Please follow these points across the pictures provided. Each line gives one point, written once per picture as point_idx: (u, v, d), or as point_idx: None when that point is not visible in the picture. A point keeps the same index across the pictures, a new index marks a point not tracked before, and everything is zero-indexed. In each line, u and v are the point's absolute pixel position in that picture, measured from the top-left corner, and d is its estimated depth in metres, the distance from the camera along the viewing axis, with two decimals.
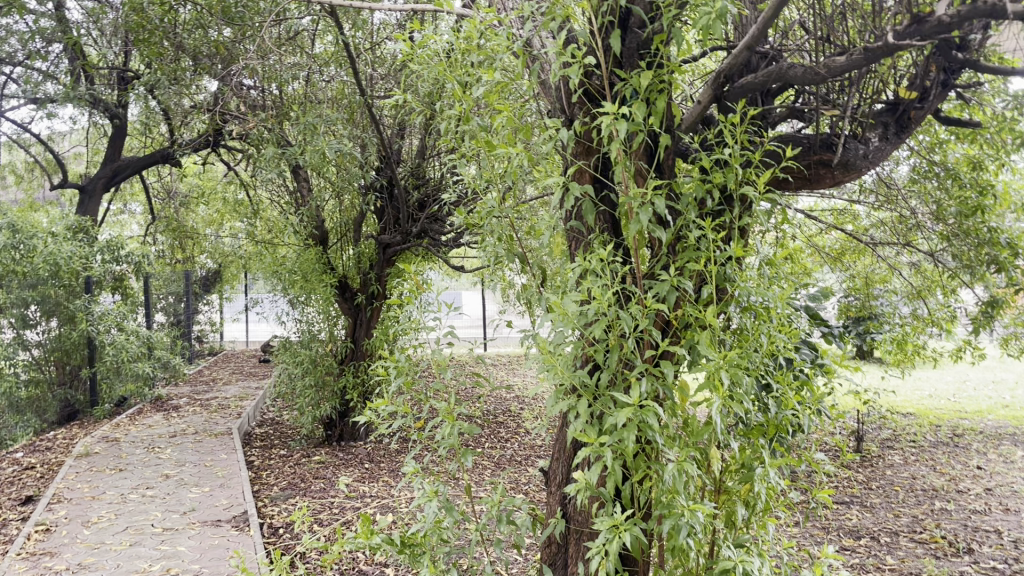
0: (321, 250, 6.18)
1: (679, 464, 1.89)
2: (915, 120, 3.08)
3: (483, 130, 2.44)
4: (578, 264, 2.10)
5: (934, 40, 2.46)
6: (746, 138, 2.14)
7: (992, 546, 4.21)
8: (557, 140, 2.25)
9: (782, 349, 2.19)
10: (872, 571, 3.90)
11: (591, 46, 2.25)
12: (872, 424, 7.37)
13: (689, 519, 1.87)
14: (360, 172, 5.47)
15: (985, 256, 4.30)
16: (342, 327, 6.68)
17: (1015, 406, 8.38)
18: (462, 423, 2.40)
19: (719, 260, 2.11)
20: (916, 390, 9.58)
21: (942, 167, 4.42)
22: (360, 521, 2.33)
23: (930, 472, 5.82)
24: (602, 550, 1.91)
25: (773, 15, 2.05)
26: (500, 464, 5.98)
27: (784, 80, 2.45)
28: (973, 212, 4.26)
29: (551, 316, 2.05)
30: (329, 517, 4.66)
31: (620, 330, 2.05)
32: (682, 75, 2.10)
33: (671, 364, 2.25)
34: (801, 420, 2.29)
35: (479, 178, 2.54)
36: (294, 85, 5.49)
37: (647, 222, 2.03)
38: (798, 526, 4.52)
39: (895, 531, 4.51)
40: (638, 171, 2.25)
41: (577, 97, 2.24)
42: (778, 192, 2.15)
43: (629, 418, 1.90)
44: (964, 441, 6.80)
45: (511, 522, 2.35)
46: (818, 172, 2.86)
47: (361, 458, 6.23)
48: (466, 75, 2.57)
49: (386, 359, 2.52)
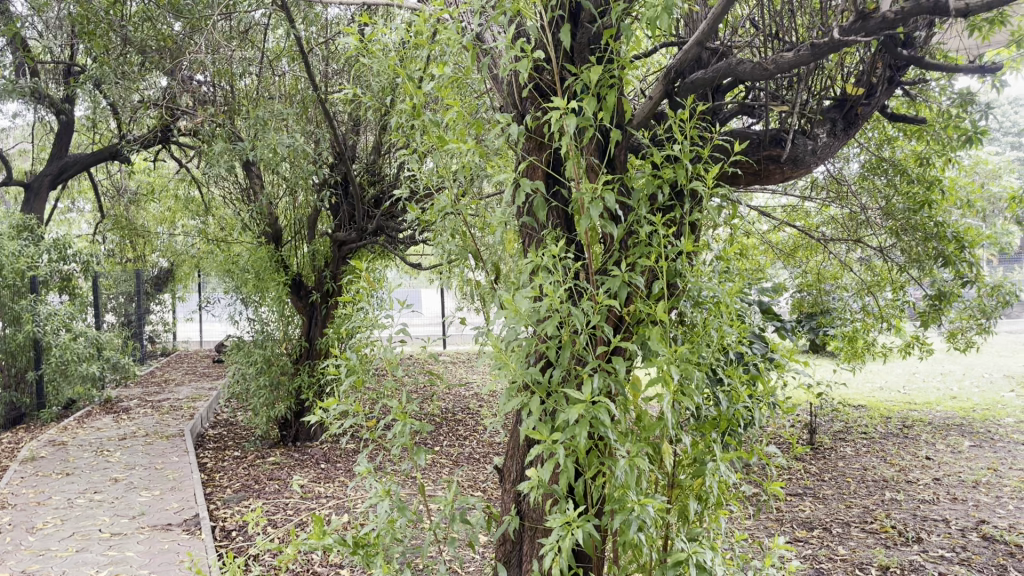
0: (274, 248, 6.07)
1: (630, 460, 1.89)
2: (862, 116, 3.12)
3: (435, 124, 2.40)
4: (530, 261, 2.08)
5: (879, 37, 2.44)
6: (697, 133, 2.15)
7: (940, 535, 4.29)
8: (508, 135, 2.23)
9: (733, 345, 2.20)
10: (824, 562, 3.96)
11: (541, 40, 2.23)
12: (825, 417, 7.50)
13: (640, 514, 1.88)
14: (313, 168, 5.41)
15: (933, 251, 4.57)
16: (296, 326, 6.59)
17: (962, 397, 8.60)
18: (415, 421, 2.34)
19: (669, 256, 2.12)
20: (868, 382, 9.81)
21: (890, 163, 4.59)
22: (313, 521, 2.29)
23: (880, 463, 5.93)
24: (555, 547, 1.90)
25: (723, 12, 2.06)
26: (458, 462, 5.94)
27: (734, 76, 2.44)
28: (921, 208, 4.48)
29: (502, 312, 2.03)
30: (284, 518, 4.61)
31: (571, 326, 2.04)
32: (632, 71, 2.10)
33: (624, 360, 2.24)
34: (753, 414, 2.30)
35: (431, 174, 2.50)
36: (246, 80, 5.40)
37: (598, 218, 2.03)
38: (752, 519, 4.59)
39: (847, 522, 4.59)
40: (590, 167, 2.24)
41: (528, 92, 2.22)
42: (728, 186, 2.16)
43: (581, 415, 1.88)
44: (913, 432, 6.95)
45: (465, 522, 2.31)
46: (768, 167, 2.87)
47: (317, 459, 6.13)
48: (415, 70, 2.53)
49: (337, 357, 2.44)
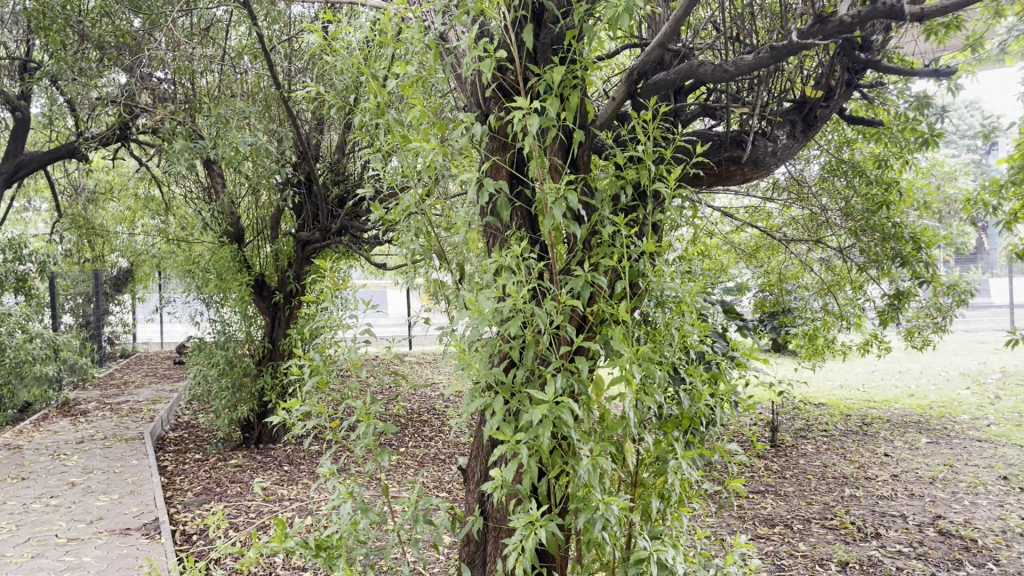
0: (236, 247, 5.99)
1: (593, 459, 1.90)
2: (821, 118, 3.16)
3: (398, 123, 2.39)
4: (494, 261, 2.08)
5: (836, 40, 2.47)
6: (659, 134, 2.17)
7: (898, 530, 4.37)
8: (472, 134, 2.23)
9: (695, 343, 2.22)
10: (785, 558, 4.01)
11: (505, 40, 2.23)
12: (786, 416, 7.59)
13: (603, 513, 1.89)
14: (276, 167, 5.37)
15: (891, 251, 4.68)
16: (258, 327, 6.51)
17: (920, 395, 8.76)
18: (379, 422, 2.32)
19: (632, 256, 2.13)
20: (828, 380, 9.95)
21: (849, 164, 4.71)
22: (275, 523, 2.26)
23: (840, 460, 6.02)
24: (519, 547, 1.90)
25: (685, 14, 2.09)
26: (423, 463, 5.92)
27: (695, 77, 2.46)
28: (879, 209, 4.59)
29: (465, 312, 2.02)
30: (246, 521, 4.55)
31: (535, 326, 2.04)
32: (595, 72, 2.12)
33: (587, 359, 2.24)
34: (714, 412, 2.32)
35: (395, 173, 2.49)
36: (207, 77, 5.33)
37: (561, 218, 2.04)
38: (715, 516, 4.63)
39: (808, 518, 4.66)
40: (553, 167, 2.24)
41: (491, 91, 2.22)
42: (691, 187, 2.18)
43: (545, 415, 1.88)
44: (873, 429, 7.07)
45: (428, 522, 2.30)
46: (729, 168, 2.90)
47: (280, 461, 6.07)
48: (377, 68, 2.52)
49: (300, 358, 2.40)
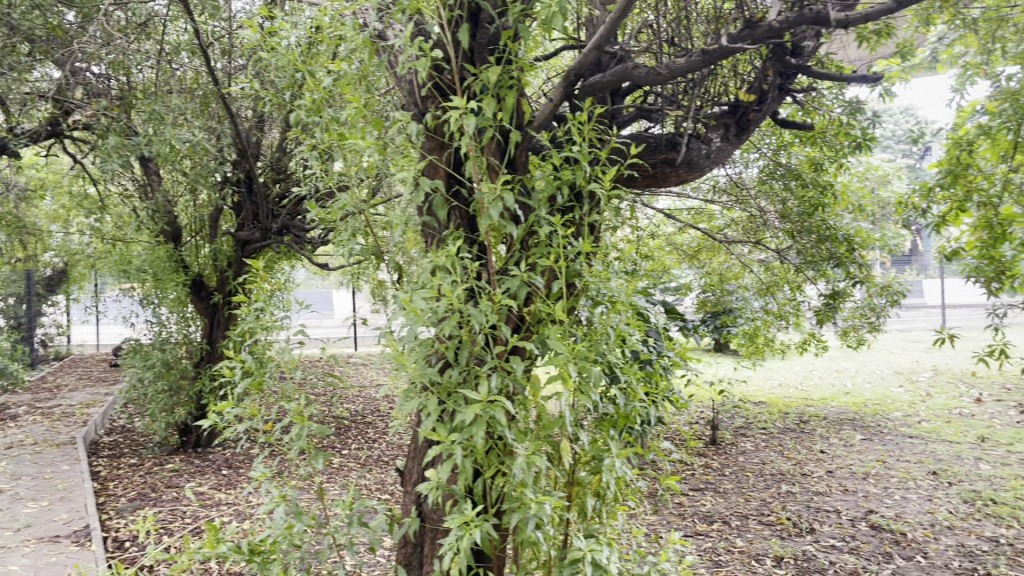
0: (173, 247, 5.87)
1: (528, 458, 1.91)
2: (754, 122, 3.22)
3: (334, 121, 2.37)
4: (429, 261, 2.07)
5: (766, 45, 2.52)
6: (595, 136, 2.19)
7: (832, 525, 4.48)
8: (408, 134, 2.22)
9: (631, 342, 2.25)
10: (722, 554, 4.08)
11: (441, 39, 2.22)
12: (727, 414, 7.72)
13: (536, 512, 1.89)
14: (215, 165, 5.28)
15: (826, 253, 4.90)
16: (196, 328, 6.38)
17: (855, 393, 9.00)
18: (314, 425, 2.29)
19: (568, 256, 2.15)
20: (768, 379, 10.16)
21: (785, 168, 4.88)
22: (207, 528, 2.22)
23: (778, 458, 6.14)
24: (454, 548, 1.89)
25: (621, 16, 2.12)
26: (366, 465, 5.86)
27: (630, 79, 2.48)
28: (814, 211, 4.84)
29: (400, 312, 2.01)
30: (180, 526, 4.45)
31: (470, 325, 2.03)
32: (531, 73, 2.13)
33: (523, 359, 2.25)
34: (649, 411, 2.34)
35: (331, 172, 2.46)
36: (143, 73, 5.21)
37: (498, 218, 2.05)
38: (655, 514, 4.68)
39: (745, 515, 4.74)
40: (490, 167, 2.25)
41: (427, 91, 2.21)
42: (626, 188, 2.21)
43: (479, 415, 1.88)
44: (809, 427, 7.23)
45: (363, 525, 2.28)
46: (664, 170, 2.93)
47: (218, 465, 5.96)
48: (313, 67, 2.49)
49: (232, 360, 2.35)
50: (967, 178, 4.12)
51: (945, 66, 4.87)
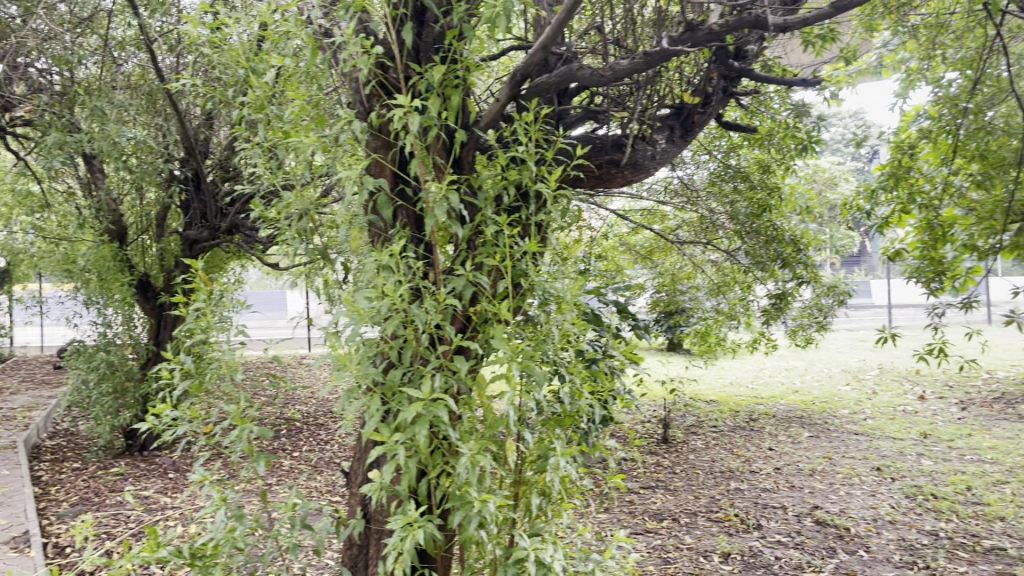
0: (118, 246, 5.74)
1: (472, 457, 1.90)
2: (699, 124, 3.26)
3: (278, 119, 2.34)
4: (373, 260, 2.06)
5: (708, 48, 2.55)
6: (541, 136, 2.19)
7: (778, 521, 4.56)
8: (352, 133, 2.20)
9: (576, 341, 2.26)
10: (671, 551, 4.12)
11: (386, 38, 2.21)
12: (678, 413, 7.80)
13: (480, 511, 1.89)
14: (161, 162, 5.18)
15: (774, 253, 5.00)
16: (142, 330, 6.26)
17: (803, 391, 9.16)
18: (256, 426, 2.26)
19: (514, 255, 2.15)
20: (719, 378, 10.30)
21: (734, 170, 4.94)
22: (146, 532, 2.17)
23: (727, 455, 6.23)
24: (397, 549, 1.88)
25: (565, 17, 2.13)
26: (317, 466, 5.80)
27: (576, 80, 2.50)
28: (762, 212, 4.94)
29: (343, 312, 1.99)
30: (123, 531, 4.36)
31: (415, 325, 2.03)
32: (476, 72, 2.13)
33: (468, 359, 2.24)
34: (595, 410, 2.36)
35: (275, 171, 2.43)
36: (87, 68, 5.10)
37: (443, 217, 2.05)
38: (606, 512, 4.71)
39: (694, 512, 4.80)
40: (436, 167, 2.24)
41: (372, 90, 2.20)
42: (572, 188, 2.22)
43: (423, 415, 1.88)
44: (758, 424, 7.35)
45: (307, 527, 2.26)
46: (610, 171, 2.96)
47: (165, 469, 5.84)
48: (257, 64, 2.46)
49: (171, 361, 2.31)
50: (908, 181, 4.22)
51: (889, 72, 4.98)
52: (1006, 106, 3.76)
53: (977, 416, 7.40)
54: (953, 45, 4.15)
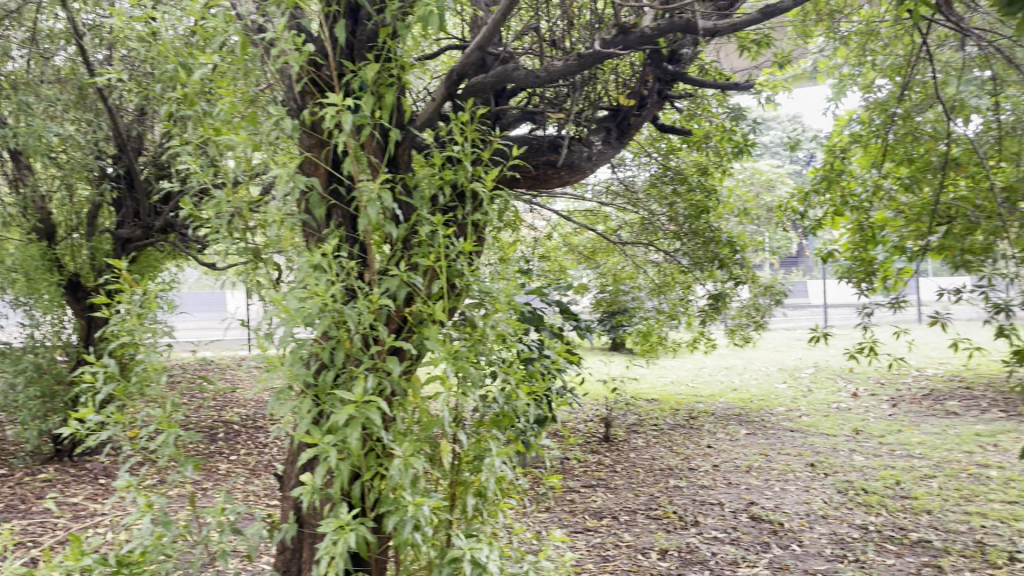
0: (46, 245, 5.56)
1: (405, 458, 1.89)
2: (634, 126, 3.30)
3: (207, 116, 2.29)
4: (305, 260, 2.03)
5: (639, 51, 2.60)
6: (477, 136, 2.19)
7: (715, 517, 4.63)
8: (284, 132, 2.17)
9: (512, 342, 2.26)
10: (609, 549, 4.16)
11: (319, 35, 2.19)
12: (620, 411, 7.89)
13: (414, 513, 1.89)
14: (90, 159, 5.04)
15: (711, 253, 5.08)
16: (72, 331, 6.07)
17: (742, 389, 9.34)
18: (184, 429, 2.21)
19: (449, 256, 2.14)
20: (661, 377, 10.43)
21: (674, 172, 5.01)
22: (69, 540, 2.10)
23: (667, 453, 6.32)
24: (328, 553, 1.86)
25: (501, 18, 2.14)
26: (255, 470, 5.70)
27: (512, 81, 2.51)
28: (701, 215, 5.01)
29: (273, 312, 1.96)
30: (49, 539, 4.22)
31: (348, 326, 2.01)
32: (410, 72, 2.12)
33: (403, 360, 2.23)
34: (531, 409, 2.36)
35: (204, 169, 2.38)
36: (14, 60, 4.98)
37: (376, 217, 2.03)
38: (547, 512, 4.74)
39: (634, 510, 4.85)
40: (371, 166, 2.22)
41: (305, 87, 2.17)
42: (508, 188, 2.23)
43: (355, 417, 1.86)
44: (698, 422, 7.46)
45: (238, 532, 2.22)
46: (546, 172, 2.97)
47: (95, 475, 5.68)
48: (186, 60, 2.41)
49: (96, 363, 2.24)
50: (840, 184, 4.33)
51: (823, 77, 5.10)
52: (933, 113, 3.89)
53: (906, 412, 7.63)
54: (883, 52, 4.27)
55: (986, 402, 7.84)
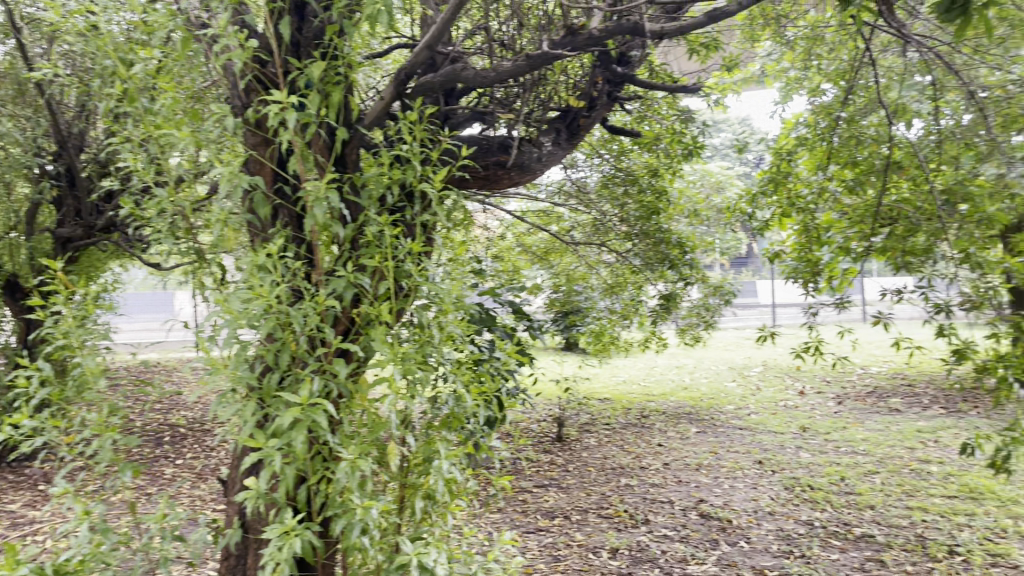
0: None
1: (352, 462, 1.87)
2: (584, 127, 3.31)
3: (147, 113, 2.23)
4: (249, 260, 1.99)
5: (588, 52, 2.61)
6: (426, 136, 2.17)
7: (665, 515, 4.67)
8: (227, 130, 2.12)
9: (461, 343, 2.25)
10: (561, 549, 4.17)
11: (264, 31, 2.15)
12: (573, 411, 7.92)
13: (361, 517, 1.86)
14: (29, 157, 4.89)
15: (661, 254, 5.25)
16: (9, 333, 5.88)
17: (693, 388, 9.45)
18: (123, 434, 2.15)
19: (396, 256, 2.12)
20: (613, 376, 10.50)
21: (625, 173, 5.04)
22: (4, 549, 2.01)
23: (619, 452, 6.36)
24: (273, 559, 1.82)
25: (449, 18, 2.13)
26: (202, 474, 5.60)
27: (460, 80, 2.50)
28: (651, 216, 5.12)
29: (216, 314, 1.91)
30: None
31: (294, 328, 1.97)
32: (357, 70, 2.09)
33: (350, 362, 2.20)
34: (481, 411, 2.35)
35: (144, 167, 2.32)
36: None
37: (323, 216, 1.99)
38: (499, 513, 4.74)
39: (586, 509, 4.87)
40: (317, 165, 2.18)
41: (249, 84, 2.13)
42: (457, 188, 2.21)
43: (300, 421, 1.82)
44: (649, 421, 7.52)
45: (180, 539, 2.16)
46: (497, 172, 2.97)
47: (34, 481, 5.50)
48: (126, 55, 2.34)
49: (31, 367, 2.17)
50: (786, 185, 4.40)
51: (771, 80, 5.19)
52: (876, 116, 3.97)
53: (851, 410, 7.80)
54: (828, 57, 4.35)
55: (926, 399, 8.06)
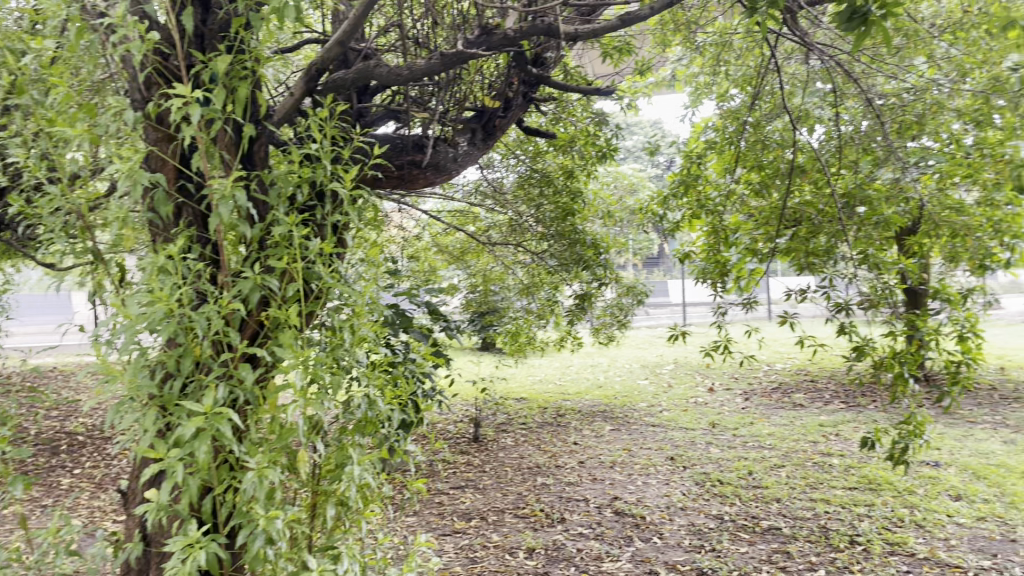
0: None
1: (259, 470, 1.81)
2: (499, 127, 3.35)
3: (39, 106, 2.11)
4: (149, 262, 1.90)
5: (503, 52, 2.64)
6: (336, 134, 2.12)
7: (580, 513, 4.72)
8: (125, 125, 2.03)
9: (374, 346, 2.20)
10: (477, 551, 4.16)
11: (166, 23, 2.06)
12: (489, 411, 7.92)
13: (267, 527, 1.80)
14: None
15: (576, 255, 5.14)
16: None
17: (607, 386, 9.57)
18: (12, 445, 2.03)
19: (306, 257, 2.06)
20: (529, 376, 10.55)
21: (541, 174, 5.06)
22: None
23: (535, 451, 6.39)
24: (174, 574, 1.75)
25: (361, 15, 2.09)
26: (103, 483, 5.36)
27: (373, 78, 2.47)
28: (566, 216, 5.08)
29: (113, 319, 1.82)
30: None
31: (197, 332, 1.89)
32: (265, 65, 2.02)
33: (258, 367, 2.13)
34: (394, 415, 2.31)
35: (35, 164, 2.19)
36: None
37: (228, 216, 1.92)
38: (414, 516, 4.70)
39: (502, 509, 4.87)
40: (223, 163, 2.11)
41: (149, 78, 2.04)
42: (369, 187, 2.17)
43: (203, 429, 1.75)
44: (565, 420, 7.58)
45: (76, 555, 2.06)
46: (412, 172, 3.03)
47: None
48: (14, 44, 2.21)
49: None
50: (696, 188, 4.50)
51: (682, 85, 5.31)
52: (780, 122, 4.10)
53: (758, 405, 8.05)
54: (736, 63, 4.48)
55: (828, 394, 8.38)
